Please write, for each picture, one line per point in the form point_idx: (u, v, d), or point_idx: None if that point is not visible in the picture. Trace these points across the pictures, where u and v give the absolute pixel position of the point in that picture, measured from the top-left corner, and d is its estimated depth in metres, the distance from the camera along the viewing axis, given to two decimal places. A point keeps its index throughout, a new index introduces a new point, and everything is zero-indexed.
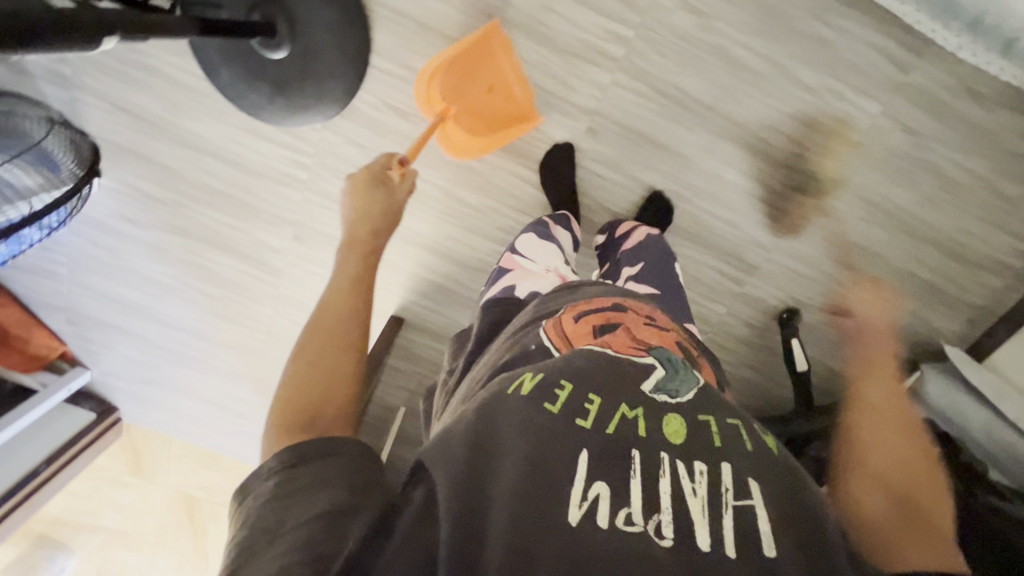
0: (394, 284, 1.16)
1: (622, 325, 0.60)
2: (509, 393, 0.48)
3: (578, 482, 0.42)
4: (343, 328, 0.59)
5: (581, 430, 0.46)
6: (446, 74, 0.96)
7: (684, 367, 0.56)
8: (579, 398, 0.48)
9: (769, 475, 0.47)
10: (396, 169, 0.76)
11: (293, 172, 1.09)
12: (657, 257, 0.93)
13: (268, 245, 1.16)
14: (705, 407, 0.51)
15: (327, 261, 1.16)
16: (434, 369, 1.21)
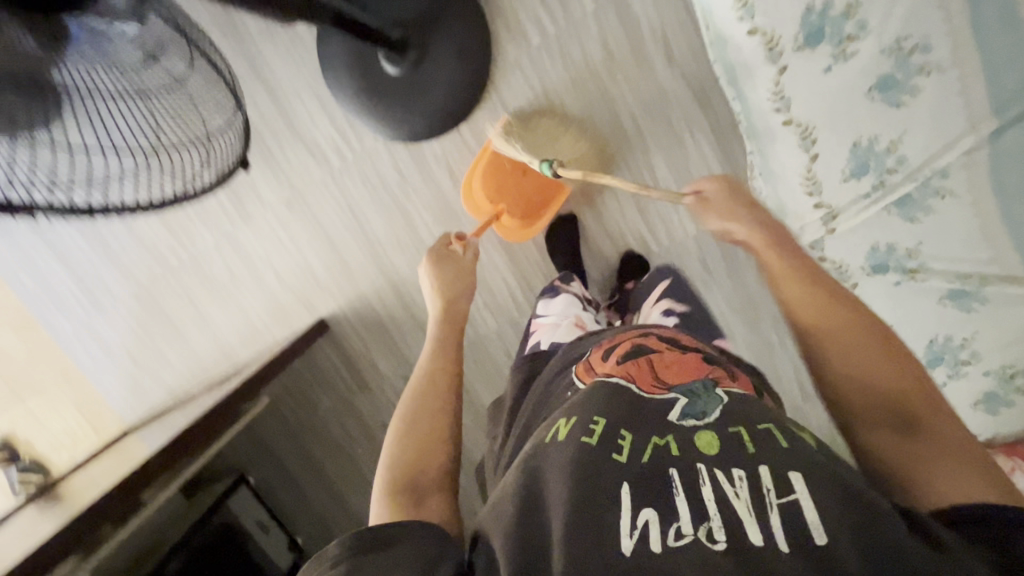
0: (342, 294, 1.19)
1: (647, 357, 0.61)
2: (550, 442, 0.52)
3: (628, 512, 0.45)
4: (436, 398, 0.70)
5: (619, 463, 0.48)
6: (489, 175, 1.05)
7: (706, 388, 0.56)
8: (612, 432, 0.51)
9: (815, 468, 0.47)
10: (459, 243, 0.91)
11: (327, 153, 1.09)
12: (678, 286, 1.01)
13: (257, 192, 1.13)
14: (735, 416, 0.52)
15: (300, 239, 1.16)
16: (322, 383, 1.27)
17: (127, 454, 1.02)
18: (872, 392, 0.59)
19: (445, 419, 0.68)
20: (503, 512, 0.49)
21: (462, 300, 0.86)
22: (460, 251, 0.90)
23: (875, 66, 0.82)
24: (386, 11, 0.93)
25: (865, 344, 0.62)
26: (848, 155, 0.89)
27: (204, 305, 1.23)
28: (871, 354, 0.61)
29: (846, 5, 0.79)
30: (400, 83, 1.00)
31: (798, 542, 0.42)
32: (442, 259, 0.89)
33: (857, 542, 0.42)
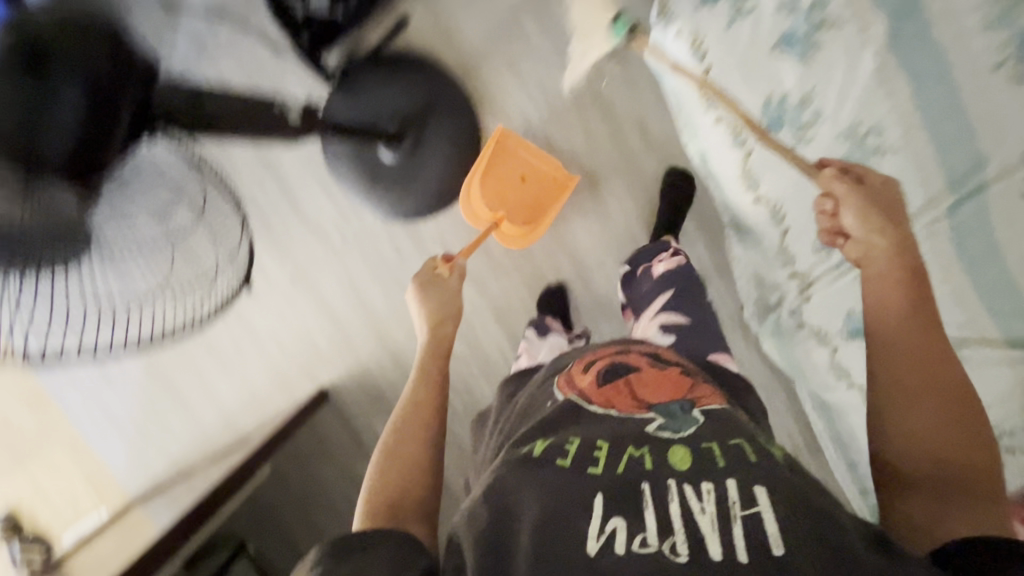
0: (342, 364, 1.24)
1: (627, 376, 0.67)
2: (532, 456, 0.57)
3: (596, 519, 0.50)
4: (421, 418, 0.73)
5: (594, 476, 0.54)
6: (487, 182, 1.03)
7: (681, 406, 0.62)
8: (587, 449, 0.57)
9: (773, 484, 0.52)
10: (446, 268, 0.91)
11: (330, 233, 1.16)
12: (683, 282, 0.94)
13: (263, 270, 1.20)
14: (707, 436, 0.58)
15: (304, 313, 1.21)
16: (323, 451, 1.29)
17: (134, 531, 1.03)
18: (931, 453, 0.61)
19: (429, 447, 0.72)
20: (478, 518, 0.53)
21: (448, 326, 0.87)
22: (444, 275, 0.90)
23: (835, 150, 0.89)
24: (383, 109, 1.03)
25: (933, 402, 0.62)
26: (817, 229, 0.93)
27: (209, 377, 1.27)
28: (939, 418, 0.62)
29: (801, 95, 0.87)
30: (396, 172, 1.07)
31: (751, 546, 0.47)
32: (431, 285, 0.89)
33: (802, 542, 0.47)
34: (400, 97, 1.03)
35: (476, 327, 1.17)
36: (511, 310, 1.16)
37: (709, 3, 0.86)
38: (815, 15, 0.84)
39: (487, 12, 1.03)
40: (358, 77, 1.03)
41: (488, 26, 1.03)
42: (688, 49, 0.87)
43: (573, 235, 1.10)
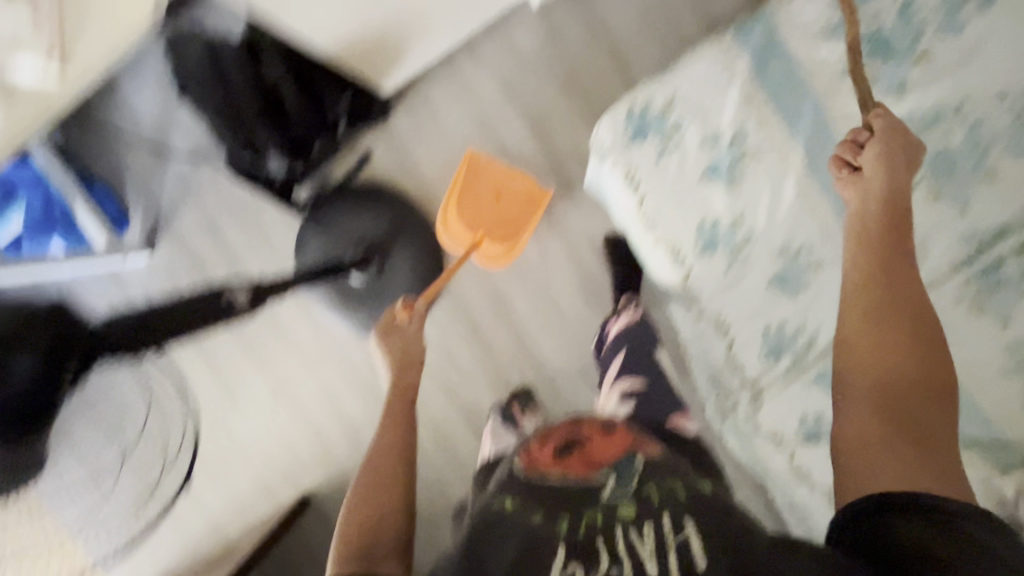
0: (323, 471, 1.27)
1: (579, 445, 0.69)
2: (503, 512, 0.59)
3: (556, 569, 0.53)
4: (387, 483, 0.74)
5: (554, 531, 0.56)
6: (464, 204, 1.06)
7: (628, 461, 0.65)
8: (547, 512, 0.58)
9: (701, 513, 0.56)
10: (403, 313, 0.89)
11: (307, 348, 1.23)
12: (640, 346, 1.00)
13: (247, 383, 1.26)
14: (648, 483, 0.61)
15: (285, 422, 1.26)
16: (306, 558, 1.31)
17: None
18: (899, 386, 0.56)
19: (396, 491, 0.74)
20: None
21: (411, 375, 0.87)
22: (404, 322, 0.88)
23: (769, 265, 0.94)
24: (349, 236, 1.11)
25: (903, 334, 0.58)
26: (761, 339, 0.96)
27: (196, 486, 1.31)
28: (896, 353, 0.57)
29: (732, 218, 0.93)
30: (365, 290, 1.15)
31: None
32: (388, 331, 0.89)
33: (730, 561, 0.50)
34: (367, 224, 1.11)
35: (448, 433, 1.20)
36: (482, 415, 1.18)
37: (637, 140, 0.93)
38: (736, 148, 0.91)
39: (440, 143, 1.11)
40: (331, 209, 1.12)
41: (442, 155, 1.11)
42: (622, 182, 0.94)
43: (535, 343, 1.15)
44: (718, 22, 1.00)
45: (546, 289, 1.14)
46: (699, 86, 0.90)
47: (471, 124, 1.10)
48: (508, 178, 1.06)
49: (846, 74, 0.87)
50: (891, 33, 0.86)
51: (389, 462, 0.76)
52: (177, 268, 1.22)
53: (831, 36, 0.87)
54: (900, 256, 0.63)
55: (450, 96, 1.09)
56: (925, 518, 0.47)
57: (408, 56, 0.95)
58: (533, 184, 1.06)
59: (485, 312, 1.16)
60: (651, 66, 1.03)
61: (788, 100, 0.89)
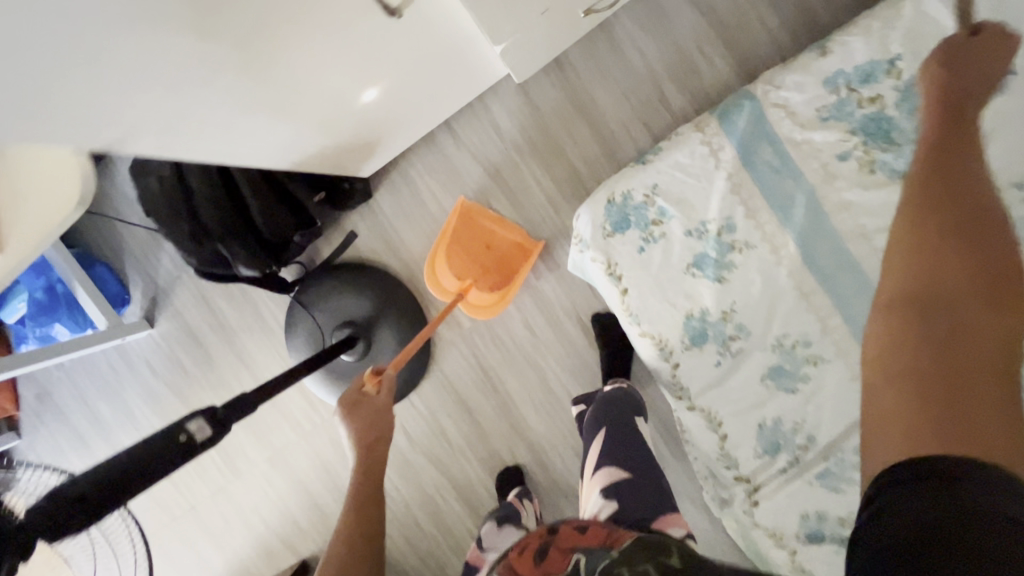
0: (320, 537, 1.28)
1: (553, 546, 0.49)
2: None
3: None
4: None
5: None
6: (454, 253, 1.05)
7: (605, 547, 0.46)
8: None
9: None
10: (371, 382, 0.77)
11: (301, 418, 1.24)
12: (624, 418, 0.87)
13: (245, 451, 1.28)
14: (627, 556, 0.42)
15: (283, 490, 1.28)
16: None
17: None
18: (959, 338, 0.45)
19: None
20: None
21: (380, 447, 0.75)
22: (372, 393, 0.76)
23: (763, 358, 0.88)
24: (336, 316, 1.12)
25: (967, 276, 0.47)
26: (756, 435, 0.90)
27: (201, 549, 1.34)
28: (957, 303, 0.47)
29: (722, 312, 0.87)
30: (354, 366, 1.14)
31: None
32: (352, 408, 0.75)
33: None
34: (353, 304, 1.11)
35: (440, 507, 1.18)
36: (473, 490, 1.16)
37: (618, 232, 0.88)
38: (724, 239, 0.85)
39: (423, 220, 1.09)
40: (318, 289, 1.13)
41: (425, 233, 1.09)
42: (603, 274, 0.90)
43: (524, 420, 1.11)
44: (707, 93, 0.93)
45: (534, 367, 1.09)
46: (682, 176, 0.86)
47: (452, 201, 1.07)
48: (497, 229, 1.04)
49: (844, 159, 0.80)
50: (896, 113, 0.77)
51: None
52: (174, 340, 1.26)
53: (826, 118, 0.80)
54: (959, 168, 0.54)
55: (431, 174, 1.07)
56: (943, 492, 0.38)
57: (378, 149, 0.94)
58: (523, 232, 1.04)
59: (473, 389, 1.13)
60: (637, 141, 0.97)
61: (779, 187, 0.82)
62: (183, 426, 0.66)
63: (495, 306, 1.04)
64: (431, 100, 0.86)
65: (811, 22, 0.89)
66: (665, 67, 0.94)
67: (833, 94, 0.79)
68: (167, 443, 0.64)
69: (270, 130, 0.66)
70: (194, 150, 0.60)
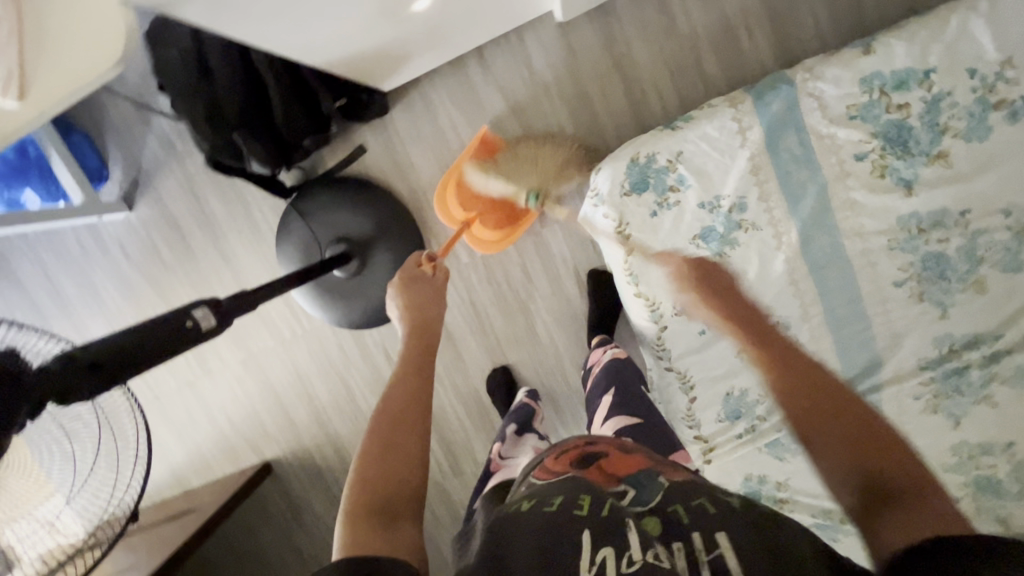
0: (286, 442, 1.32)
1: (599, 460, 0.54)
2: (512, 510, 0.48)
3: (585, 553, 0.41)
4: (407, 413, 0.61)
5: (579, 510, 0.45)
6: (465, 182, 1.02)
7: (651, 480, 0.51)
8: (572, 499, 0.47)
9: (732, 527, 0.44)
10: (427, 264, 0.82)
11: (282, 328, 1.24)
12: (631, 379, 0.83)
13: (219, 349, 1.28)
14: (681, 496, 0.48)
15: (253, 393, 1.29)
16: (263, 516, 1.39)
17: None
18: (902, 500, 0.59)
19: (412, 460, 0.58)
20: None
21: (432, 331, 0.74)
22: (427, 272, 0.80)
23: None
24: (333, 228, 1.09)
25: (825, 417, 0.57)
26: (721, 402, 0.98)
27: (162, 439, 1.35)
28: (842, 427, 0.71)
29: None
30: (344, 283, 1.13)
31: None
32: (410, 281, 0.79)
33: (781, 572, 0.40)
34: (351, 220, 1.09)
35: None
36: (445, 418, 1.21)
37: (636, 192, 0.91)
38: (733, 217, 0.89)
39: (437, 148, 1.07)
40: (317, 197, 1.09)
41: (437, 161, 1.07)
42: (613, 231, 0.92)
43: (505, 359, 1.15)
44: (744, 70, 0.94)
45: (525, 310, 1.12)
46: (707, 148, 0.88)
47: (471, 133, 1.05)
48: None
49: (860, 160, 0.84)
50: (917, 124, 0.81)
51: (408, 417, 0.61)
52: (153, 226, 1.20)
53: (853, 117, 0.83)
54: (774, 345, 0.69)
55: (454, 101, 1.04)
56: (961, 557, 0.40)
57: (408, 65, 0.91)
58: None
59: (460, 323, 1.15)
60: (666, 106, 0.97)
61: (793, 176, 0.86)
62: (189, 311, 0.65)
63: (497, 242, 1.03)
64: (472, 23, 0.84)
65: (859, 18, 0.90)
66: (709, 36, 0.93)
67: (867, 94, 0.82)
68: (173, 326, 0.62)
69: (324, 21, 0.64)
70: (247, 23, 0.58)
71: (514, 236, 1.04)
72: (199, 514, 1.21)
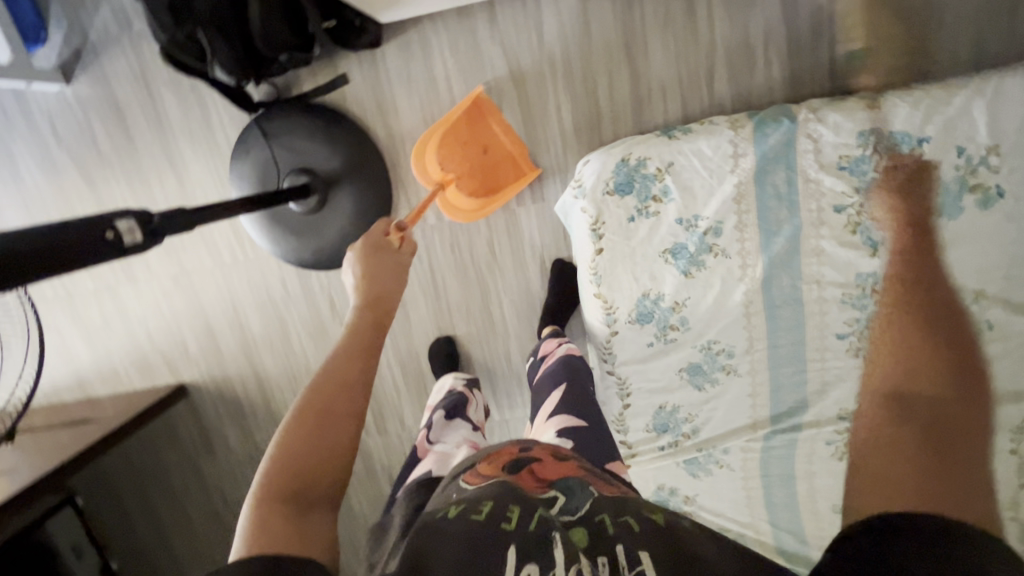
0: (206, 369, 1.25)
1: (530, 466, 0.55)
2: (437, 518, 0.48)
3: (507, 561, 0.42)
4: (342, 405, 0.58)
5: (506, 521, 0.45)
6: (448, 141, 0.97)
7: (580, 486, 0.52)
8: (499, 508, 0.47)
9: (657, 542, 0.45)
10: (395, 236, 0.74)
11: (222, 250, 1.15)
12: (579, 377, 0.79)
13: (149, 258, 1.19)
14: (608, 507, 0.49)
15: (179, 311, 1.21)
16: (171, 436, 1.34)
17: None
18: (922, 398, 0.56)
19: (342, 440, 0.57)
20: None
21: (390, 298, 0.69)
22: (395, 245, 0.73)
23: (689, 354, 0.95)
24: (298, 158, 1.01)
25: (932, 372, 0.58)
26: (653, 414, 1.00)
27: (70, 340, 1.26)
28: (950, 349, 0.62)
29: (673, 301, 0.92)
30: (298, 218, 1.05)
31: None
32: (375, 251, 0.72)
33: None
34: (318, 153, 1.01)
35: None
36: (379, 374, 1.18)
37: (619, 192, 0.88)
38: (706, 239, 0.88)
39: (425, 98, 1.00)
40: (286, 120, 1.01)
41: (423, 112, 1.01)
42: (587, 227, 0.90)
43: (451, 329, 1.13)
44: (752, 93, 0.92)
45: (483, 285, 1.09)
46: (699, 165, 0.86)
47: (464, 91, 0.98)
48: (504, 138, 0.98)
49: (838, 212, 0.85)
50: (898, 189, 0.83)
51: (350, 397, 0.59)
52: (93, 109, 1.07)
53: (843, 168, 0.83)
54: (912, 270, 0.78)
55: (453, 53, 0.97)
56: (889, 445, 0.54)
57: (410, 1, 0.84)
58: (528, 157, 0.99)
59: (413, 284, 1.11)
60: (668, 111, 0.94)
61: (773, 212, 0.86)
62: (111, 221, 0.58)
63: (471, 212, 0.99)
64: None
65: (873, 69, 0.89)
66: (726, 49, 0.91)
67: (862, 148, 0.82)
68: (90, 235, 0.56)
69: None
70: None
71: (489, 208, 0.99)
72: (101, 425, 1.15)
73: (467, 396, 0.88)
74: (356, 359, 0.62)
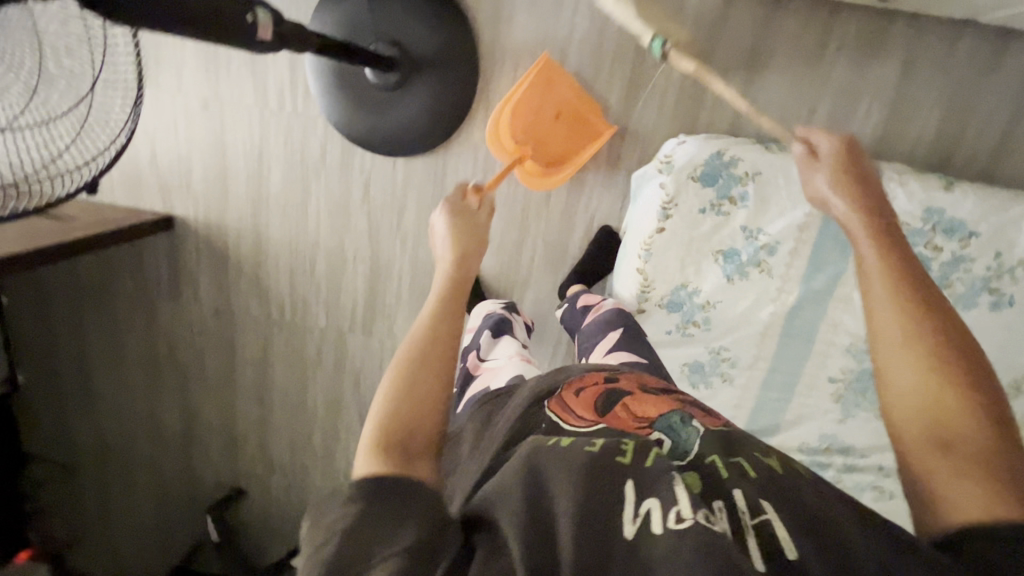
0: (202, 209, 1.16)
1: (625, 400, 0.59)
2: (547, 447, 0.49)
3: (629, 501, 0.45)
4: (435, 357, 0.57)
5: (621, 464, 0.48)
6: (523, 109, 0.97)
7: (683, 422, 0.57)
8: (611, 446, 0.49)
9: (779, 492, 0.49)
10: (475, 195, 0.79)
11: (268, 91, 1.06)
12: (629, 321, 0.89)
13: (182, 72, 1.07)
14: (714, 447, 0.54)
15: (196, 139, 1.11)
16: (135, 266, 1.24)
17: None
18: (912, 401, 0.54)
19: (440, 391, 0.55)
20: (516, 516, 0.45)
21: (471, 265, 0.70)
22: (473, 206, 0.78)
23: (697, 352, 1.01)
24: (392, 26, 0.94)
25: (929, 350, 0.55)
26: None
27: None
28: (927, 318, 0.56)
29: (705, 299, 0.97)
30: (367, 88, 0.99)
31: (770, 556, 0.43)
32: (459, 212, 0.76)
33: (819, 539, 0.45)
34: (414, 29, 0.95)
35: (346, 265, 1.16)
36: (387, 274, 1.16)
37: (702, 180, 0.91)
38: (760, 253, 0.93)
39: (543, 20, 0.97)
40: None
41: (535, 34, 0.98)
42: (658, 203, 0.92)
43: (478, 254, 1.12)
44: (843, 136, 0.96)
45: (525, 222, 1.09)
46: (783, 181, 0.89)
47: (585, 28, 0.96)
48: (579, 100, 0.98)
49: None
50: (935, 268, 0.90)
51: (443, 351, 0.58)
52: None
53: (899, 234, 0.89)
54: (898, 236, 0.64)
55: None
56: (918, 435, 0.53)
57: None
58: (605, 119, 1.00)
59: None
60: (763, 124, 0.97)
61: (826, 252, 0.91)
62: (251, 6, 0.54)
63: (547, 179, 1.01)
64: None
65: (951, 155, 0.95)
66: (838, 87, 0.94)
67: (923, 222, 0.89)
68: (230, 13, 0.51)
69: None
70: None
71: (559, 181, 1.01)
72: (77, 226, 1.04)
73: (507, 318, 0.99)
74: (446, 318, 0.61)
